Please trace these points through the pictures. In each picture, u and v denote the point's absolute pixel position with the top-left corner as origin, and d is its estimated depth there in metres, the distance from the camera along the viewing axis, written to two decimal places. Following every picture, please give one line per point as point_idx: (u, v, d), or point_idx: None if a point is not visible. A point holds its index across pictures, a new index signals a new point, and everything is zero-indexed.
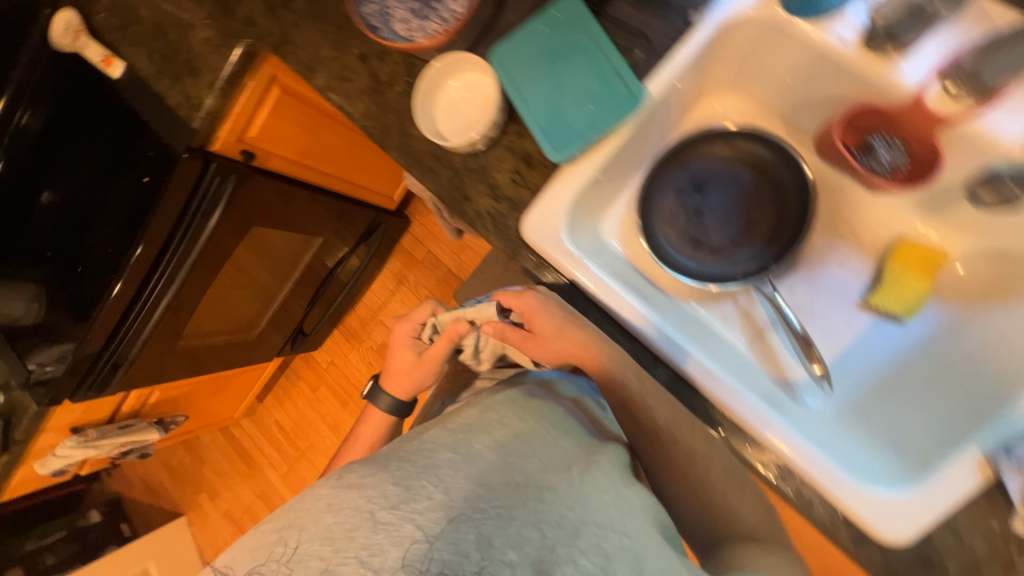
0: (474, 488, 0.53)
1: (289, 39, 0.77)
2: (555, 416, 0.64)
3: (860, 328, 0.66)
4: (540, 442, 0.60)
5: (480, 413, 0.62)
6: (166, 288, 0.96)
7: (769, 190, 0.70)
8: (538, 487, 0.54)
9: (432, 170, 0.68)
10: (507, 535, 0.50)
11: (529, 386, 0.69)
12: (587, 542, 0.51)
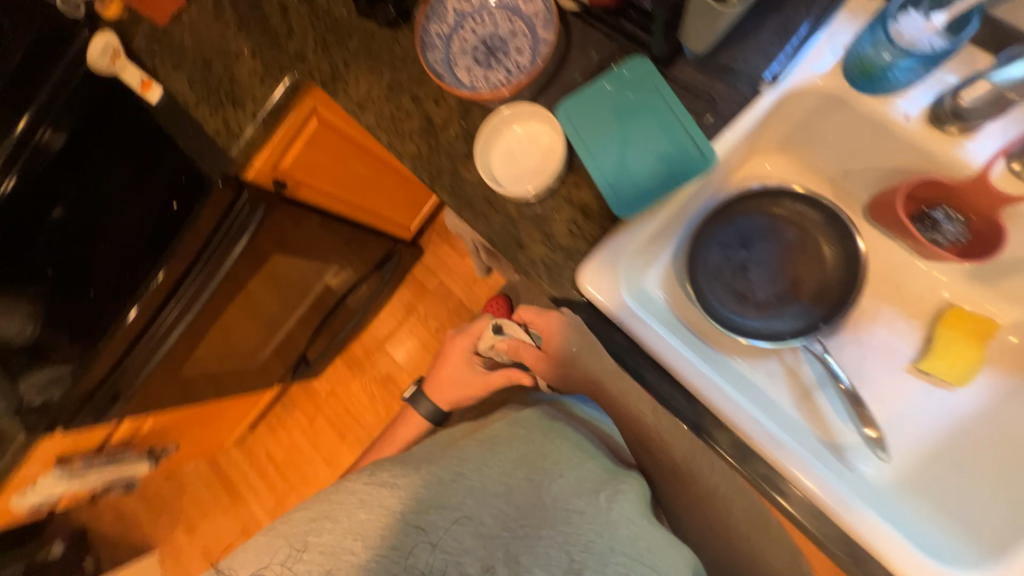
0: (500, 510, 0.54)
1: (341, 76, 0.77)
2: (575, 438, 0.60)
3: (911, 394, 0.66)
4: (562, 467, 0.57)
5: (506, 439, 0.60)
6: (182, 317, 0.90)
7: (816, 250, 0.70)
8: (564, 510, 0.53)
9: (485, 215, 0.67)
10: (535, 553, 0.51)
11: (545, 409, 0.65)
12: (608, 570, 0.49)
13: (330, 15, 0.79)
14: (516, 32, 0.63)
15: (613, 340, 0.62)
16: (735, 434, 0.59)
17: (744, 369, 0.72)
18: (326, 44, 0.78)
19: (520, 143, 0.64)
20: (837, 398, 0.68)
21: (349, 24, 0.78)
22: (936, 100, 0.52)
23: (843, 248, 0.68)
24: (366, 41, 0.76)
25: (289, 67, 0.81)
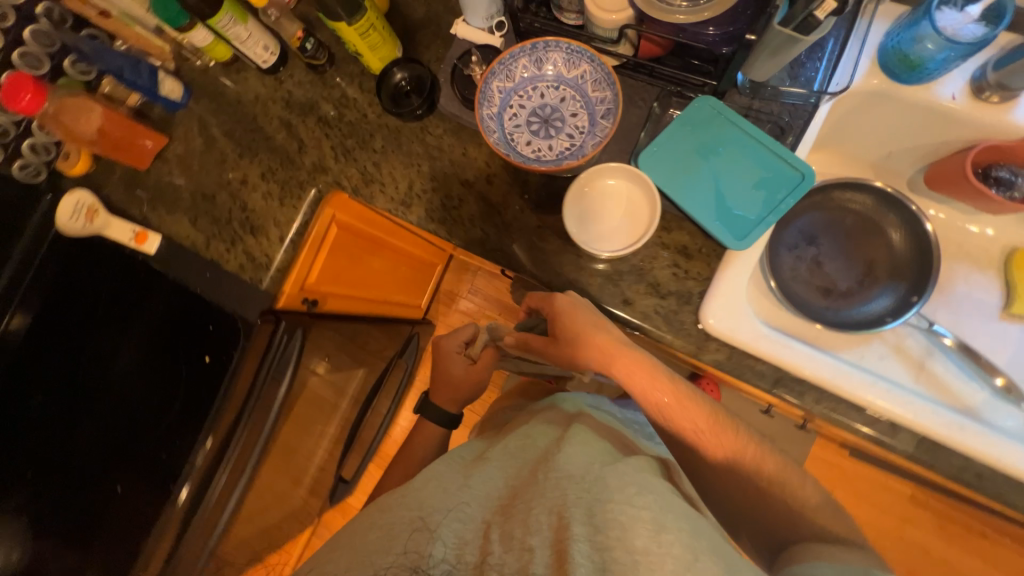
0: (503, 484, 0.56)
1: (373, 177, 0.73)
2: (580, 434, 0.60)
3: (1012, 339, 0.69)
4: (566, 448, 0.57)
5: (519, 435, 0.65)
6: (235, 483, 0.76)
7: (882, 232, 0.73)
8: (555, 479, 0.51)
9: (579, 281, 0.64)
10: (524, 523, 0.47)
11: (551, 419, 0.68)
12: (604, 522, 0.45)
13: (343, 120, 0.76)
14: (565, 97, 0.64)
15: (755, 371, 0.60)
16: (914, 428, 0.56)
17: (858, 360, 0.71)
18: (348, 149, 0.74)
19: (591, 216, 0.62)
20: (949, 358, 0.70)
21: (368, 123, 0.74)
22: (973, 76, 0.57)
23: (911, 233, 0.71)
24: (392, 136, 0.73)
25: (311, 180, 0.76)
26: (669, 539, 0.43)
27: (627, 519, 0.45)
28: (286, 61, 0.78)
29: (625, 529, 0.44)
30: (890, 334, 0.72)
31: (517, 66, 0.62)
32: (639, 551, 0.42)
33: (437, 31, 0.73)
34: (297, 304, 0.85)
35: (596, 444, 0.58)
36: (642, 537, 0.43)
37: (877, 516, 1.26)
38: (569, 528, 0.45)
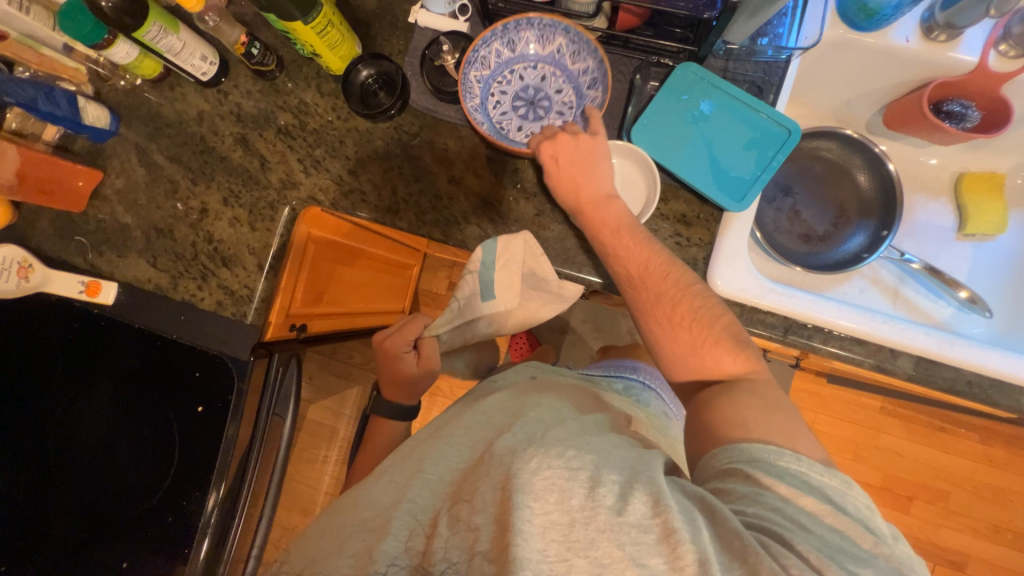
0: (452, 461, 0.50)
1: (351, 185, 0.69)
2: (534, 403, 0.55)
3: (967, 256, 0.76)
4: (517, 423, 0.50)
5: (477, 411, 0.58)
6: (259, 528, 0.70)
7: (850, 175, 0.77)
8: (495, 457, 0.45)
9: (585, 263, 0.64)
10: (476, 499, 0.42)
11: (515, 386, 0.64)
12: (540, 489, 0.40)
13: (305, 129, 0.70)
14: (546, 76, 0.67)
15: (764, 323, 0.62)
16: (890, 346, 0.62)
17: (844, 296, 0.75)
18: (318, 159, 0.69)
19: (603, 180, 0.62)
20: (917, 280, 0.75)
21: (335, 129, 0.69)
22: (922, 18, 0.62)
23: (876, 174, 0.75)
24: (365, 142, 0.68)
25: (282, 198, 0.70)
26: (605, 494, 0.40)
27: (564, 482, 0.41)
28: (228, 70, 0.71)
29: (563, 491, 0.40)
30: (867, 268, 0.76)
31: (490, 51, 0.63)
32: (575, 509, 0.39)
33: (393, 20, 0.68)
34: (287, 332, 0.81)
35: (554, 412, 0.53)
36: (578, 496, 0.40)
37: (855, 432, 1.39)
38: (514, 491, 0.40)
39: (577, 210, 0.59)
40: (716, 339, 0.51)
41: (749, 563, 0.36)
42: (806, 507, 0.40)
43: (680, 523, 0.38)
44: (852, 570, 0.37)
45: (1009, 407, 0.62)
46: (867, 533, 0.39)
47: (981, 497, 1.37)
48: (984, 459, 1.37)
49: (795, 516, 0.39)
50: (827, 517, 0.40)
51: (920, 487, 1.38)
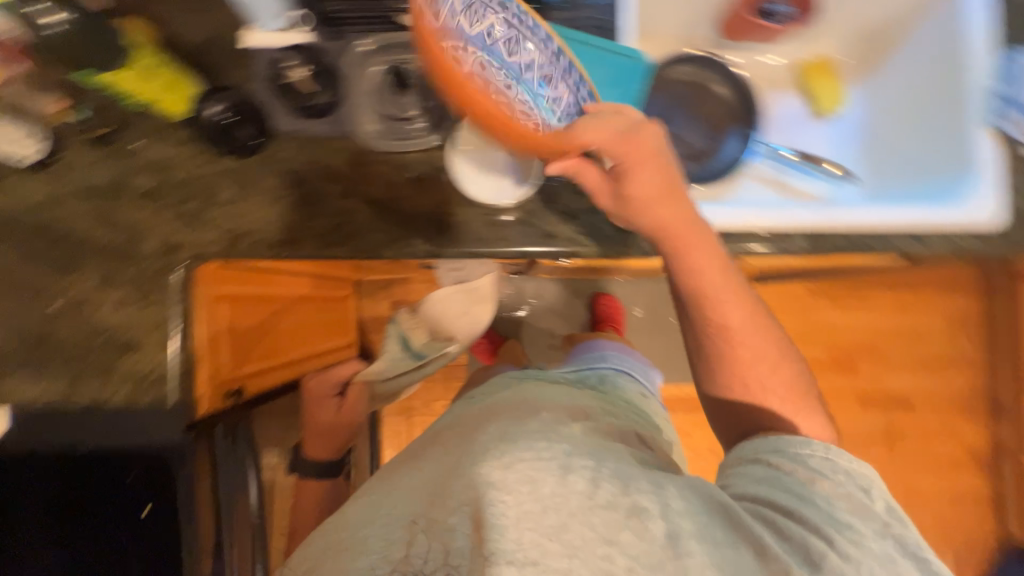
0: (431, 470, 0.52)
1: (241, 228, 0.65)
2: (501, 410, 0.58)
3: (827, 135, 0.85)
4: (492, 427, 0.53)
5: (451, 431, 0.59)
6: None
7: (712, 89, 0.83)
8: (471, 459, 0.47)
9: (499, 235, 0.64)
10: (454, 499, 0.43)
11: (493, 397, 0.65)
12: (511, 480, 0.42)
13: (172, 184, 0.65)
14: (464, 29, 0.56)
15: None
16: (783, 230, 0.68)
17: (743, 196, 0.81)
18: (195, 213, 0.65)
19: (472, 175, 0.62)
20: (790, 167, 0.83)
21: (202, 177, 0.65)
22: None
23: (731, 83, 0.82)
24: (240, 180, 0.65)
25: (169, 263, 0.65)
26: (573, 480, 0.42)
27: (536, 472, 0.42)
28: (62, 146, 0.64)
29: (533, 481, 0.42)
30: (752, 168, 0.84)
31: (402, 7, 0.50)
32: (547, 496, 0.41)
33: (230, 48, 0.65)
34: (224, 400, 0.75)
35: (535, 410, 0.56)
36: (549, 483, 0.41)
37: (795, 319, 1.54)
38: (486, 490, 0.42)
39: (658, 226, 0.54)
40: (764, 359, 0.56)
41: (733, 519, 0.43)
42: (822, 490, 0.46)
43: (648, 501, 0.42)
44: (852, 541, 0.42)
45: (905, 251, 0.68)
46: (879, 517, 0.44)
47: (907, 340, 1.57)
48: (899, 305, 1.57)
49: (810, 496, 0.45)
50: (850, 504, 0.45)
51: (857, 347, 1.56)
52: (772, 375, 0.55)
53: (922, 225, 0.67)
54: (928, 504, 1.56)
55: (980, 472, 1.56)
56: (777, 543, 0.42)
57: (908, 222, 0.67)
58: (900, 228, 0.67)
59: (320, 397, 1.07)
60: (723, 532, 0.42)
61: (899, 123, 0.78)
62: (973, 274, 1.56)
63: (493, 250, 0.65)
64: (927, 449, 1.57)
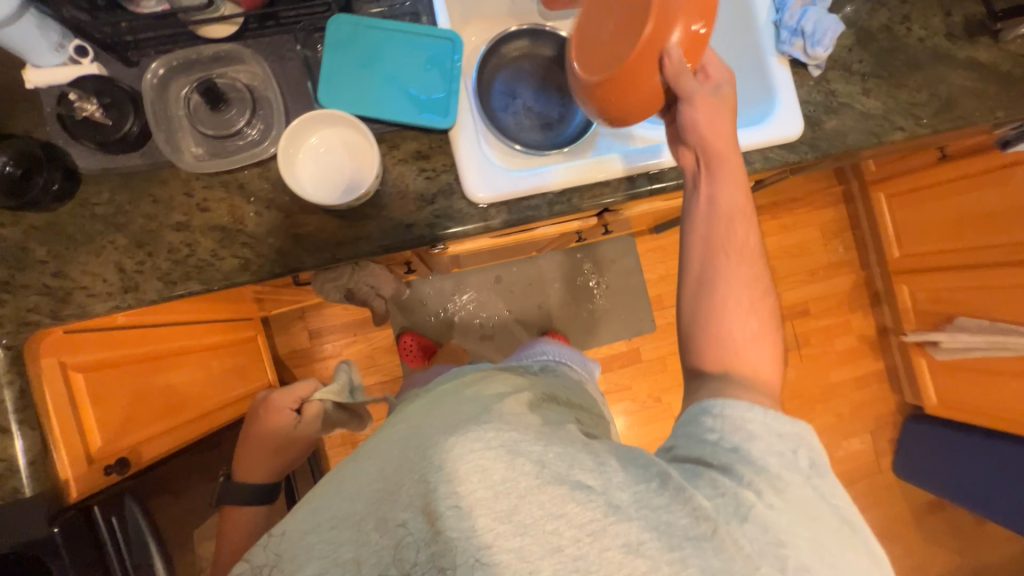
0: (372, 462, 0.49)
1: (67, 287, 0.59)
2: (446, 398, 0.54)
3: None
4: (440, 419, 0.49)
5: (395, 422, 0.55)
6: None
7: (549, 59, 0.87)
8: (420, 450, 0.46)
9: (358, 235, 0.64)
10: (406, 496, 0.44)
11: (439, 384, 0.61)
12: (466, 470, 0.42)
13: None
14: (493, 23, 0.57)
15: (532, 206, 0.68)
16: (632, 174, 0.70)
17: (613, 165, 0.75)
18: (10, 280, 0.58)
19: (310, 178, 0.61)
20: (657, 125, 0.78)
21: (8, 240, 0.58)
22: None
23: (562, 49, 0.87)
24: (54, 234, 0.59)
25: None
26: (518, 471, 0.42)
27: (485, 461, 0.43)
28: None
29: (485, 471, 0.42)
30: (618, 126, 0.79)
31: None
32: (497, 483, 0.42)
33: (7, 91, 0.58)
34: (106, 478, 0.68)
35: (475, 394, 0.54)
36: (499, 470, 0.42)
37: None
38: (436, 484, 0.42)
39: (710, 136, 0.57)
40: (758, 282, 0.56)
41: (673, 484, 0.42)
42: (758, 450, 0.45)
43: (589, 476, 0.42)
44: (773, 501, 0.42)
45: None
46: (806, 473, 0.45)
47: (793, 256, 1.76)
48: (779, 227, 1.75)
49: (749, 458, 0.44)
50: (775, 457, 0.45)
51: None
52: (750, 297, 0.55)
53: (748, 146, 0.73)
54: (839, 394, 1.76)
55: (873, 356, 1.78)
56: (710, 498, 0.42)
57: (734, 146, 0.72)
58: None
59: (273, 414, 0.85)
60: (659, 498, 0.41)
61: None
62: (832, 187, 1.77)
63: (355, 252, 0.64)
64: (828, 347, 1.77)
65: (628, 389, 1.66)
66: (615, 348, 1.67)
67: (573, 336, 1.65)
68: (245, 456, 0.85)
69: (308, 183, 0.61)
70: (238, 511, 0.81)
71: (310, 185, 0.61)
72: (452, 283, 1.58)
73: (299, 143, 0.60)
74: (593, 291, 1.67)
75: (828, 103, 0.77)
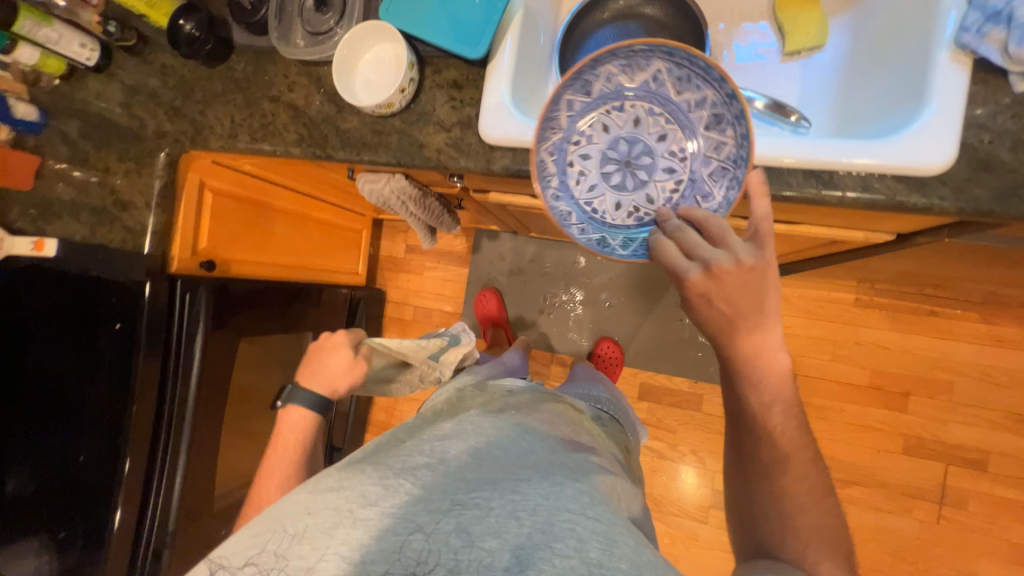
0: (444, 457, 0.60)
1: (201, 125, 0.82)
2: (526, 449, 0.64)
3: (797, 76, 0.71)
4: (527, 470, 0.59)
5: (468, 435, 0.65)
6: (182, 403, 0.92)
7: (653, 18, 0.76)
8: (513, 481, 0.57)
9: (380, 142, 0.71)
10: (485, 522, 0.52)
11: (514, 417, 0.72)
12: (561, 532, 0.51)
13: (168, 85, 0.84)
14: (640, 118, 0.67)
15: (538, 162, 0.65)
16: None
17: (706, 181, 0.64)
18: (177, 109, 0.83)
19: (358, 84, 0.69)
20: (702, 79, 0.61)
21: (186, 81, 0.83)
22: None
23: (671, 8, 0.74)
24: (208, 85, 0.81)
25: (158, 145, 0.85)
26: (619, 555, 0.49)
27: (582, 533, 0.51)
28: (109, 56, 0.87)
29: (580, 540, 0.51)
30: (649, 119, 0.67)
31: (565, 101, 0.63)
32: (594, 561, 0.48)
33: None
34: (195, 268, 0.98)
35: (547, 454, 0.65)
36: (596, 549, 0.50)
37: (820, 331, 1.33)
38: (534, 533, 0.51)
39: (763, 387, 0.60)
40: (810, 505, 0.59)
41: None
42: None
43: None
44: None
45: (822, 201, 0.55)
46: None
47: (991, 383, 1.23)
48: (989, 338, 1.23)
49: None
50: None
51: (915, 379, 1.27)
52: (807, 494, 0.59)
53: (865, 166, 0.53)
54: None
55: None
56: None
57: (846, 163, 0.53)
58: (835, 168, 0.54)
59: (331, 346, 0.96)
60: None
61: (876, 54, 0.63)
62: None
63: (374, 156, 0.71)
64: (997, 529, 1.21)
65: (671, 433, 1.46)
66: (676, 384, 1.47)
67: (636, 350, 1.50)
68: (316, 370, 0.93)
69: (351, 90, 0.68)
70: (296, 409, 0.87)
71: (356, 90, 0.69)
72: (534, 249, 1.59)
73: (353, 51, 0.68)
74: (678, 313, 1.48)
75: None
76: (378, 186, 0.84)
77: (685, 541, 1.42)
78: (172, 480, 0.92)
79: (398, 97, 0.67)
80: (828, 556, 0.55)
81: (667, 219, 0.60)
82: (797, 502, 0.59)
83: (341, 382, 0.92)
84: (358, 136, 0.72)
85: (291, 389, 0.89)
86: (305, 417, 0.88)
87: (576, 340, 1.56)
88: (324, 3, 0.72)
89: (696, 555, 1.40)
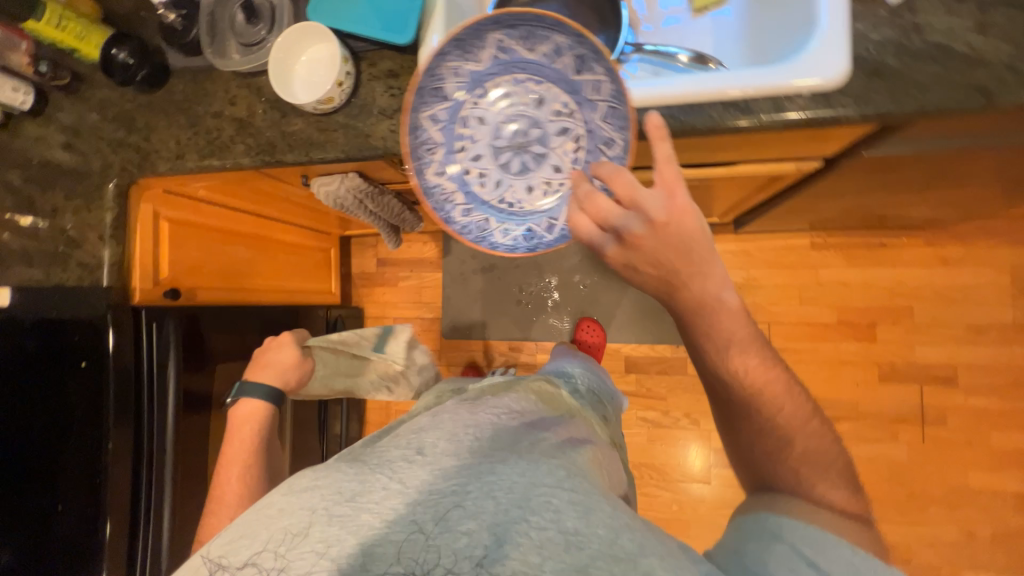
0: (422, 447, 0.61)
1: (148, 151, 0.82)
2: (500, 431, 0.65)
3: (709, 29, 0.77)
4: (501, 450, 0.60)
5: (444, 425, 0.66)
6: (164, 432, 0.92)
7: None
8: (489, 462, 0.58)
9: (327, 139, 0.73)
10: (464, 508, 0.52)
11: (489, 403, 0.73)
12: (537, 505, 0.53)
13: (108, 118, 0.84)
14: (508, 91, 0.71)
15: None
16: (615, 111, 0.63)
17: (601, 127, 0.67)
18: (122, 139, 0.83)
19: (297, 85, 0.71)
20: (543, 28, 0.64)
21: (127, 111, 0.83)
22: None
23: None
24: (148, 110, 0.82)
25: (105, 177, 0.85)
26: (595, 520, 0.52)
27: (557, 502, 0.53)
28: (45, 98, 0.87)
29: (557, 511, 0.52)
30: (519, 89, 0.70)
31: (428, 121, 0.68)
32: (569, 531, 0.50)
33: (146, 7, 0.83)
34: (160, 298, 0.96)
35: (523, 433, 0.66)
36: (571, 519, 0.51)
37: (784, 278, 1.38)
38: (513, 510, 0.52)
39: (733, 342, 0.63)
40: (793, 434, 0.64)
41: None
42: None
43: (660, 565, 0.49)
44: None
45: (746, 128, 0.59)
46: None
47: (946, 301, 1.30)
48: (937, 259, 1.30)
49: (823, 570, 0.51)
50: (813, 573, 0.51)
51: (879, 309, 1.33)
52: (790, 424, 0.64)
53: (780, 89, 0.57)
54: (980, 506, 1.26)
55: None
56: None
57: (764, 90, 0.58)
58: (755, 95, 0.58)
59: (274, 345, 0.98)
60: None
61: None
62: None
63: (323, 152, 0.73)
64: (977, 437, 1.27)
65: (663, 400, 1.48)
66: (659, 352, 1.50)
67: (616, 325, 1.53)
68: (269, 362, 0.95)
69: (291, 92, 0.71)
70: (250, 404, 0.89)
71: (296, 92, 0.71)
72: None
73: (288, 55, 0.71)
74: None
75: (904, 43, 0.56)
76: (334, 187, 0.86)
77: (693, 504, 1.43)
78: (162, 513, 0.92)
79: (337, 91, 0.69)
80: (824, 478, 0.61)
81: (579, 184, 0.60)
82: (784, 433, 0.64)
83: (291, 376, 0.95)
84: (305, 136, 0.74)
85: (242, 386, 0.91)
86: (260, 409, 0.89)
87: (558, 326, 1.58)
88: (254, 15, 0.74)
89: (706, 517, 1.42)
